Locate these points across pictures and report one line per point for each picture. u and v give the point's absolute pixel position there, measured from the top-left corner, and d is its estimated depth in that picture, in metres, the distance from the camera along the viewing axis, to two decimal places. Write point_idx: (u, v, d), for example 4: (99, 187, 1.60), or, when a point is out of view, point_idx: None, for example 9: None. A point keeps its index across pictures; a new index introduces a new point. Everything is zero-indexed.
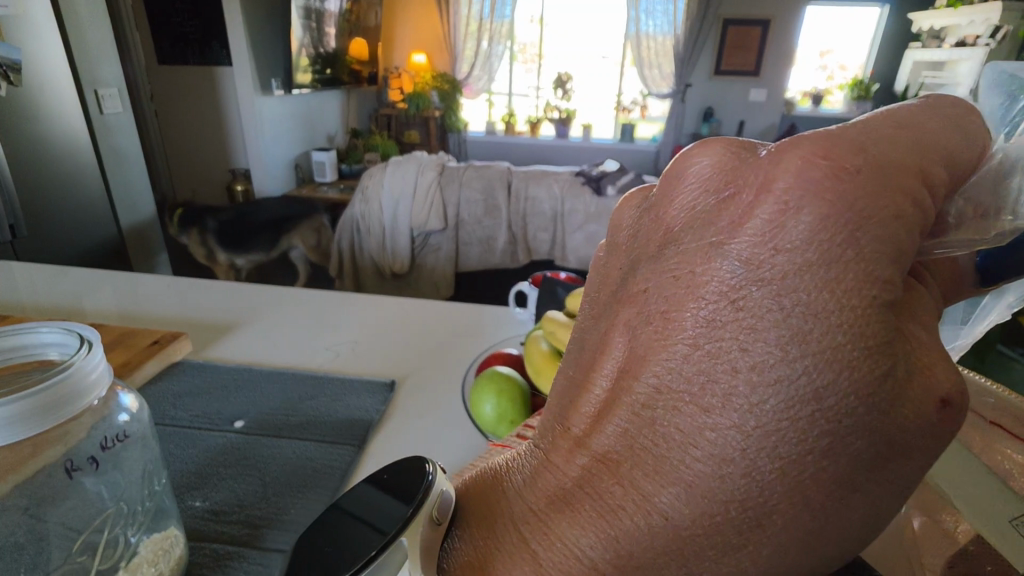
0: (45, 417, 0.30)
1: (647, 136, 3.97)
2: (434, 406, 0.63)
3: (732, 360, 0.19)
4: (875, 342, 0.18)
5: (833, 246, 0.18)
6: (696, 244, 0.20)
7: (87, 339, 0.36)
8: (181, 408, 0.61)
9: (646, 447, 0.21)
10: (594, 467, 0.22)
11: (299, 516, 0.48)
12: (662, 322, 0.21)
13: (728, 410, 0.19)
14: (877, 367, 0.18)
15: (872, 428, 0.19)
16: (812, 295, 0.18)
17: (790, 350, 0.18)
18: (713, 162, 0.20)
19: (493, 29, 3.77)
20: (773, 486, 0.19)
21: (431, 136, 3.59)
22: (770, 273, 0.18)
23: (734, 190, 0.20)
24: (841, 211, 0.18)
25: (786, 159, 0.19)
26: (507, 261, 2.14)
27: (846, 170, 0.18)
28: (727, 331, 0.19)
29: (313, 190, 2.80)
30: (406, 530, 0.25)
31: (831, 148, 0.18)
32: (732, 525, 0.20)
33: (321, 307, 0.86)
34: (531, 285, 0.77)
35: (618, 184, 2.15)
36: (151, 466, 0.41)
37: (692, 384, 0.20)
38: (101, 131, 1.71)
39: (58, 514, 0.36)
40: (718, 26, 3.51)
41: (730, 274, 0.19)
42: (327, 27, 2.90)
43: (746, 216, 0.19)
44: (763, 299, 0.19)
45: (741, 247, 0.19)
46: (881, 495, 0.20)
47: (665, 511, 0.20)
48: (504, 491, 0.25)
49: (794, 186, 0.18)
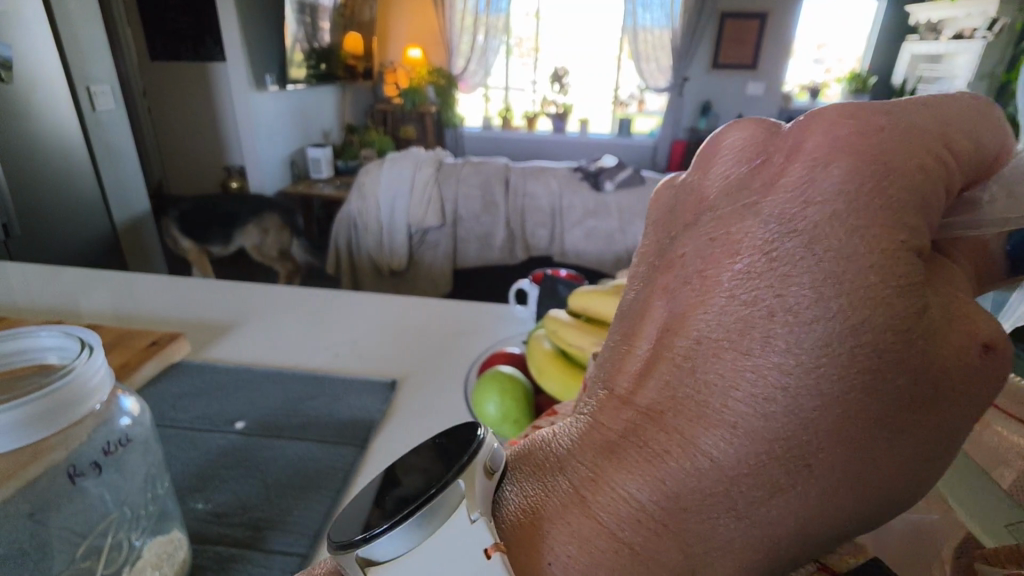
0: (47, 423, 0.30)
1: (645, 130, 3.93)
2: (450, 390, 0.65)
3: (769, 305, 0.21)
4: (912, 279, 0.20)
5: (865, 193, 0.20)
6: (732, 208, 0.23)
7: (87, 342, 0.35)
8: (179, 409, 0.60)
9: (687, 395, 0.23)
10: (640, 420, 0.25)
11: (300, 520, 0.48)
12: (699, 281, 0.24)
13: (768, 352, 0.21)
14: (912, 303, 0.20)
15: (916, 364, 0.20)
16: (842, 241, 0.20)
17: (825, 290, 0.20)
18: (746, 138, 0.24)
19: (489, 23, 3.77)
20: (817, 425, 0.21)
21: (427, 132, 3.57)
22: (806, 223, 0.21)
23: (766, 158, 0.23)
24: (869, 161, 0.21)
25: (814, 123, 0.22)
26: (506, 258, 2.12)
27: (871, 127, 0.21)
28: (763, 279, 0.22)
29: (310, 187, 2.80)
30: (462, 472, 0.25)
31: (860, 114, 0.21)
32: (778, 466, 0.21)
33: (328, 301, 0.87)
34: (532, 283, 0.77)
35: (617, 180, 2.15)
36: (154, 469, 0.41)
37: (732, 334, 0.22)
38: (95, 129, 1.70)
39: (58, 521, 0.36)
40: (716, 20, 3.49)
41: (765, 231, 0.22)
42: (321, 22, 2.89)
43: (779, 177, 0.22)
44: (793, 249, 0.21)
45: (780, 203, 0.22)
46: (923, 440, 0.21)
47: (711, 453, 0.22)
48: (551, 452, 0.28)
49: (821, 143, 0.21)
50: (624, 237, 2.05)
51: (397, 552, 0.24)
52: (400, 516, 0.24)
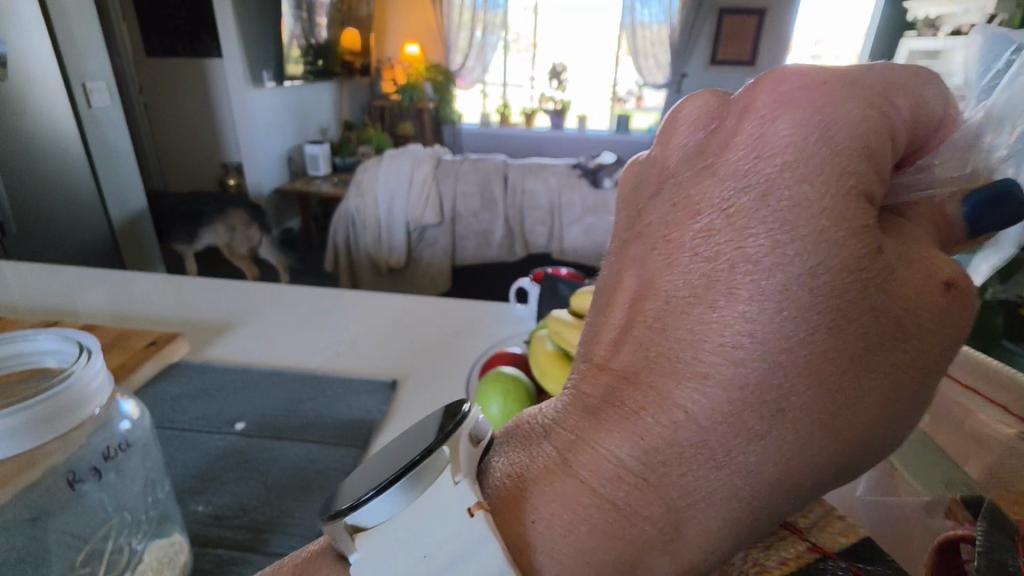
0: (44, 429, 0.30)
1: (642, 126, 3.93)
2: (449, 389, 0.65)
3: (729, 259, 0.22)
4: (859, 223, 0.21)
5: (810, 147, 0.21)
6: (691, 172, 0.25)
7: (86, 346, 0.35)
8: (179, 410, 0.60)
9: (659, 354, 0.24)
10: (618, 382, 0.25)
11: (303, 520, 0.48)
12: (666, 245, 0.25)
13: (731, 304, 0.22)
14: (868, 243, 0.21)
15: (878, 302, 0.21)
16: (793, 189, 0.21)
17: (780, 238, 0.21)
18: (699, 115, 0.25)
19: (487, 18, 3.80)
20: (785, 370, 0.21)
21: (425, 129, 3.55)
22: (761, 178, 0.22)
23: (719, 122, 0.24)
24: (810, 114, 0.21)
25: (761, 91, 0.23)
26: (505, 255, 2.11)
27: (814, 86, 0.22)
28: (722, 235, 0.23)
29: (307, 184, 2.78)
30: (447, 439, 0.26)
31: (807, 72, 0.22)
32: (752, 411, 0.22)
33: (327, 299, 0.87)
34: (532, 282, 0.77)
35: (616, 177, 2.13)
36: (153, 474, 0.41)
37: (698, 291, 0.23)
38: (90, 127, 1.70)
39: (55, 527, 0.35)
40: (713, 17, 3.49)
41: (727, 191, 0.23)
42: (320, 18, 2.89)
43: (735, 134, 0.23)
44: (750, 203, 0.22)
45: (736, 158, 0.23)
46: (894, 378, 0.22)
47: (687, 407, 0.23)
48: (537, 423, 0.28)
49: (768, 101, 0.22)
50: None
51: (383, 518, 0.24)
52: (384, 483, 0.25)
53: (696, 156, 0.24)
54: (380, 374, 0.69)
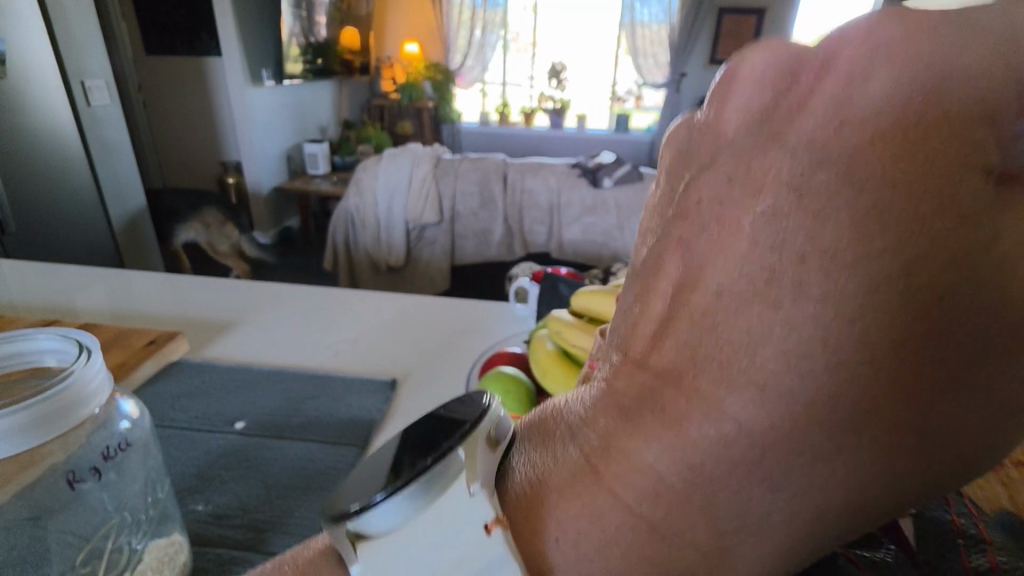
0: (47, 427, 0.30)
1: (642, 126, 3.90)
2: (449, 387, 0.65)
3: (798, 252, 0.17)
4: (983, 194, 0.16)
5: (912, 109, 0.16)
6: (753, 136, 0.18)
7: (85, 345, 0.35)
8: (179, 409, 0.60)
9: (710, 354, 0.19)
10: (654, 382, 0.20)
11: (307, 519, 0.48)
12: (718, 235, 0.19)
13: (799, 308, 0.17)
14: (993, 222, 0.16)
15: (992, 295, 0.17)
16: (881, 168, 0.16)
17: (868, 228, 0.17)
18: (774, 54, 0.18)
19: (487, 17, 3.78)
20: (867, 380, 0.18)
21: (425, 128, 3.54)
22: (841, 151, 0.17)
23: (793, 68, 0.17)
24: (922, 62, 0.16)
25: (847, 34, 0.17)
26: (504, 254, 2.11)
27: (921, 24, 0.16)
28: (793, 218, 0.17)
29: (307, 182, 2.77)
30: (464, 440, 0.23)
31: (897, 14, 0.16)
32: (821, 426, 0.18)
33: (325, 298, 0.87)
34: (532, 281, 0.77)
35: (616, 176, 2.12)
36: (154, 473, 0.41)
37: (757, 289, 0.18)
38: (89, 125, 1.71)
39: (54, 526, 0.35)
40: (713, 17, 3.50)
41: (796, 165, 0.17)
42: (319, 16, 2.89)
43: (808, 99, 0.17)
44: (826, 182, 0.17)
45: (810, 130, 0.17)
46: (990, 388, 0.18)
47: (738, 420, 0.18)
48: (563, 418, 0.24)
49: (856, 56, 0.16)
50: (623, 234, 2.03)
51: (389, 526, 0.22)
52: (397, 485, 0.22)
53: (763, 124, 0.18)
54: (381, 373, 0.68)
